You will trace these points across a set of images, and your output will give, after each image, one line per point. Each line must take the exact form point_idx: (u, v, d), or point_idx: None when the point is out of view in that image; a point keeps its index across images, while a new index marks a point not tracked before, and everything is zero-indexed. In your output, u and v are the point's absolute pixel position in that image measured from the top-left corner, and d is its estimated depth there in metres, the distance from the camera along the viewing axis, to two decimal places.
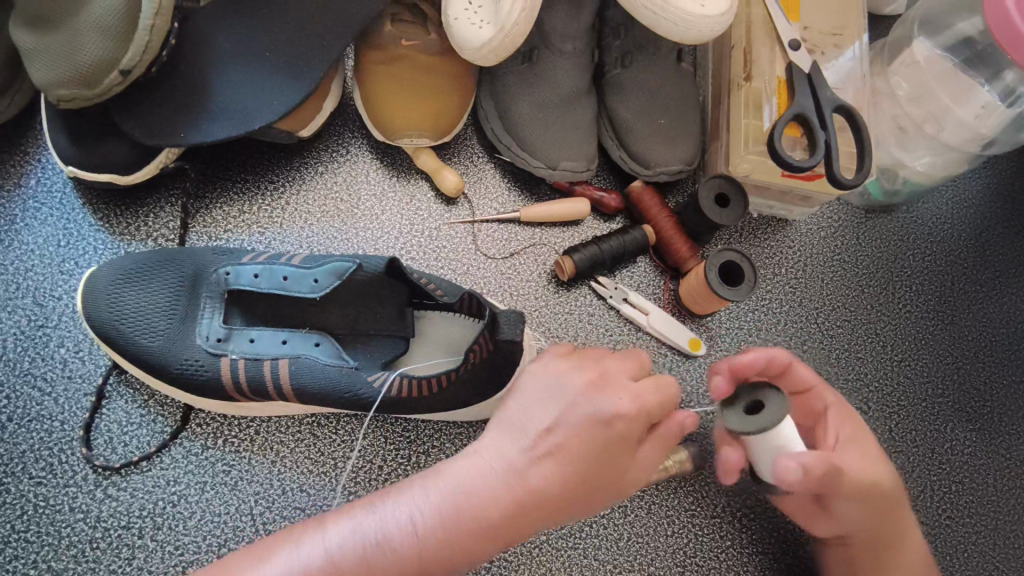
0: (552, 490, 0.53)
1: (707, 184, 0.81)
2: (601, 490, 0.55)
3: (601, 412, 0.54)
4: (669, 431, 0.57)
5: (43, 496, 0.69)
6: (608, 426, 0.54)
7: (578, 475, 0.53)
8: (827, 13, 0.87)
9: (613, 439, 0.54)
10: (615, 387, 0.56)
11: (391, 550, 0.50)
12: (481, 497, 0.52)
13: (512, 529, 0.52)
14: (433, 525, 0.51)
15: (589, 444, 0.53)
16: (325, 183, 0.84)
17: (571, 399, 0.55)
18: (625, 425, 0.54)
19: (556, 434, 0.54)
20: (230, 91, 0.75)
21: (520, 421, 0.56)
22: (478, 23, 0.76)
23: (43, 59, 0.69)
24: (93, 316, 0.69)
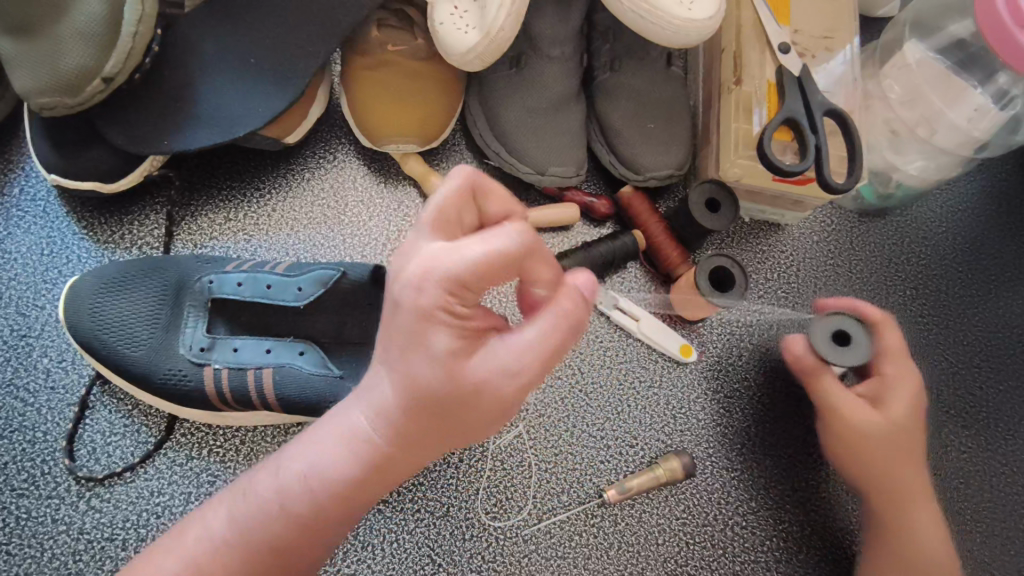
0: (400, 417, 0.47)
1: (698, 188, 0.80)
2: (460, 405, 0.46)
3: (403, 305, 0.45)
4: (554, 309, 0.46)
5: (25, 508, 0.68)
6: (412, 322, 0.45)
7: (417, 391, 0.46)
8: (818, 16, 0.86)
9: (425, 335, 0.45)
10: (416, 265, 0.45)
11: (261, 523, 0.49)
12: (339, 445, 0.49)
13: (384, 464, 0.49)
14: (302, 485, 0.49)
15: (405, 347, 0.46)
16: (311, 189, 0.84)
17: (389, 297, 0.47)
18: (424, 308, 0.44)
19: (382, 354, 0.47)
20: (214, 98, 0.74)
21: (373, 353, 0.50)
22: (464, 28, 0.75)
23: (24, 66, 0.69)
24: (75, 325, 0.68)
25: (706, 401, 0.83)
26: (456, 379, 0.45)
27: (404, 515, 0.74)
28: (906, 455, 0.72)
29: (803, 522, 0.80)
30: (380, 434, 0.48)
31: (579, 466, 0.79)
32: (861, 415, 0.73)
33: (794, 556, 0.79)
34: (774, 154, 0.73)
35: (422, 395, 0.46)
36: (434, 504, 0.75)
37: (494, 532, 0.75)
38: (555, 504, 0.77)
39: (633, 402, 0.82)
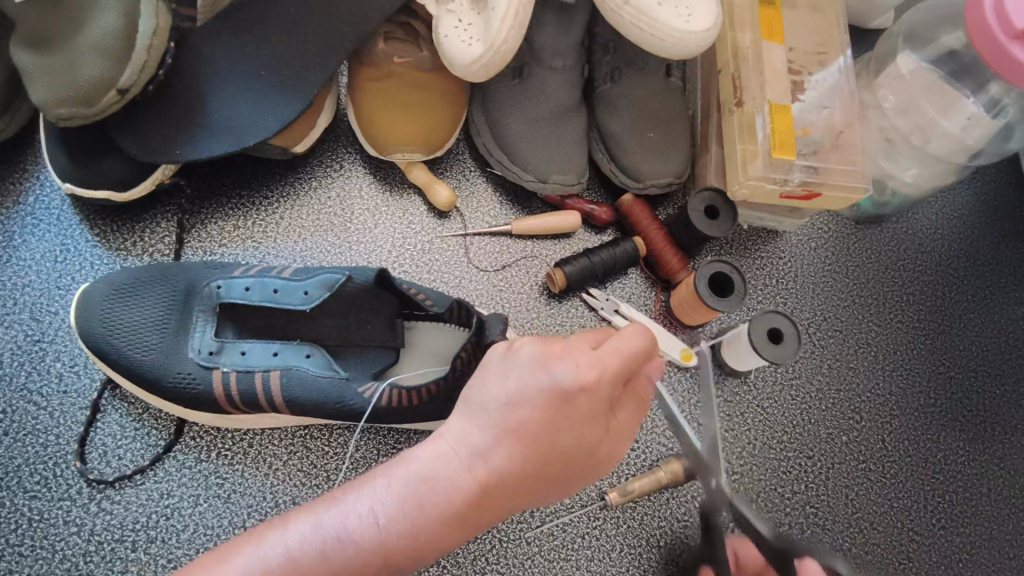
0: (515, 472, 0.52)
1: (697, 195, 0.82)
2: (574, 466, 0.54)
3: (559, 381, 0.53)
4: (637, 396, 0.58)
5: (37, 510, 0.70)
6: (567, 397, 0.53)
7: (548, 444, 0.52)
8: (810, 33, 0.89)
9: (579, 408, 0.53)
10: (577, 354, 0.55)
11: (355, 542, 0.49)
12: (444, 485, 0.51)
13: (479, 514, 0.51)
14: (395, 515, 0.50)
15: (545, 411, 0.53)
16: (318, 198, 0.86)
17: (524, 370, 0.54)
18: (586, 391, 0.53)
19: (509, 414, 0.53)
20: (225, 109, 0.77)
21: (484, 403, 0.54)
22: (468, 40, 0.77)
23: (40, 78, 0.71)
24: (87, 330, 0.70)
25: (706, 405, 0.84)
26: (587, 452, 0.54)
27: None
28: None
29: (803, 525, 0.80)
30: (499, 487, 0.51)
31: None
32: None
33: None
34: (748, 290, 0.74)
35: (547, 455, 0.52)
36: None
37: (498, 533, 0.76)
38: (558, 507, 0.78)
39: None
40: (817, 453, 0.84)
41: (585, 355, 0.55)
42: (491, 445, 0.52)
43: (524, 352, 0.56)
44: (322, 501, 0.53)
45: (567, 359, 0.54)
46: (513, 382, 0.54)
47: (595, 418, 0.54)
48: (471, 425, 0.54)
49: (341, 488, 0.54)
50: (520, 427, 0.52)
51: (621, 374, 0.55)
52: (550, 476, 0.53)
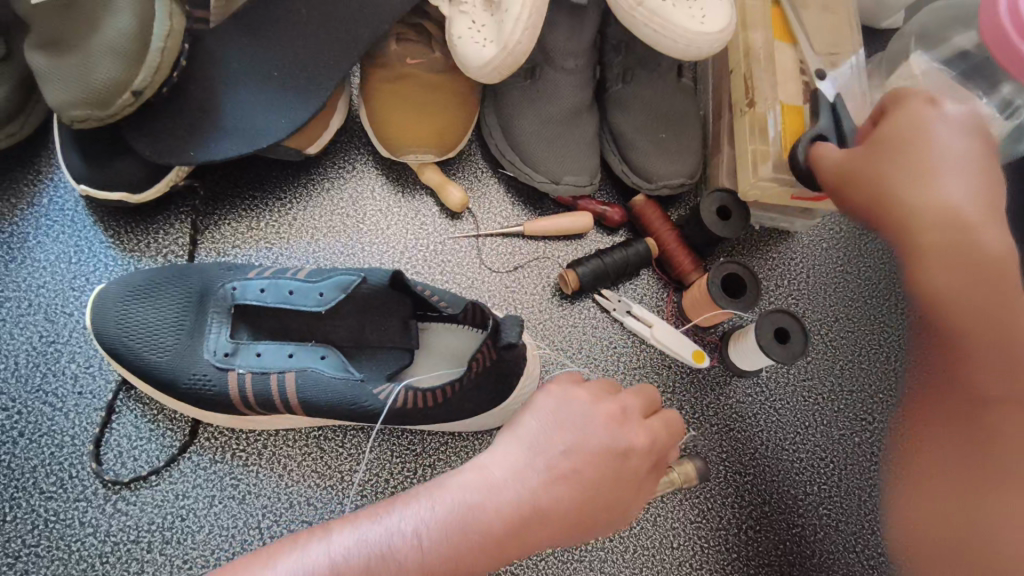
0: (558, 515, 0.54)
1: (709, 197, 0.82)
2: (606, 522, 0.57)
3: (614, 441, 0.57)
4: (666, 468, 0.61)
5: (54, 511, 0.70)
6: (621, 458, 0.57)
7: (594, 497, 0.55)
8: (823, 32, 0.87)
9: (627, 471, 0.57)
10: (632, 421, 0.59)
11: (394, 556, 0.51)
12: (489, 514, 0.53)
13: (513, 548, 0.53)
14: (438, 536, 0.52)
15: (600, 466, 0.56)
16: (331, 199, 0.86)
17: (581, 422, 0.58)
18: (635, 457, 0.57)
19: (561, 461, 0.56)
20: (239, 111, 0.77)
21: (537, 442, 0.57)
22: (481, 42, 0.77)
23: (55, 80, 0.71)
24: (103, 331, 0.70)
25: (718, 406, 0.84)
26: (621, 513, 0.57)
27: None
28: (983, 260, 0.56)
29: (816, 525, 0.81)
30: (540, 526, 0.53)
31: None
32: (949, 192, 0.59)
33: (807, 560, 0.80)
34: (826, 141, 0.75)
35: (587, 505, 0.55)
36: None
37: None
38: None
39: None
40: (830, 454, 0.84)
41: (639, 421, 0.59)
42: (540, 486, 0.54)
43: (585, 404, 0.59)
44: (365, 514, 0.54)
45: (623, 420, 0.59)
46: (570, 430, 0.57)
47: (638, 483, 0.57)
48: (521, 461, 0.56)
49: (383, 504, 0.56)
50: (569, 477, 0.55)
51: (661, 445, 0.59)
52: (583, 526, 0.55)
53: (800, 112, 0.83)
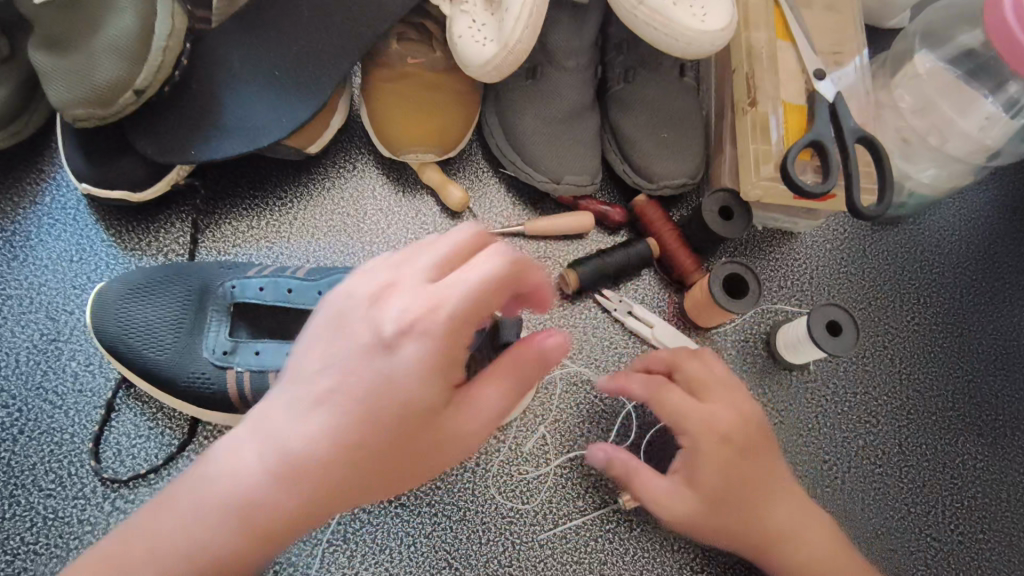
0: (332, 442, 0.49)
1: (711, 197, 0.82)
2: (438, 438, 0.51)
3: (372, 338, 0.50)
4: (515, 359, 0.52)
5: (52, 508, 0.70)
6: (371, 359, 0.50)
7: (357, 408, 0.49)
8: (827, 33, 0.88)
9: (384, 376, 0.50)
10: (396, 295, 0.51)
11: (212, 509, 0.49)
12: (249, 467, 0.49)
13: (364, 469, 0.50)
14: (257, 479, 0.49)
15: (342, 376, 0.50)
16: (331, 198, 0.86)
17: (355, 321, 0.51)
18: (415, 342, 0.49)
19: (305, 389, 0.51)
20: (240, 110, 0.77)
21: (297, 367, 0.52)
22: (482, 40, 0.77)
23: (56, 79, 0.71)
24: (102, 329, 0.70)
25: None
26: (415, 407, 0.50)
27: (422, 519, 0.75)
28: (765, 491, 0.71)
29: None
30: (337, 449, 0.49)
31: (595, 472, 0.79)
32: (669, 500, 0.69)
33: None
34: (828, 180, 0.75)
35: (349, 439, 0.49)
36: (450, 508, 0.76)
37: (510, 535, 0.76)
38: (571, 510, 0.77)
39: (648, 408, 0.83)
40: (833, 456, 0.83)
41: (411, 288, 0.50)
42: (300, 428, 0.50)
43: (362, 299, 0.52)
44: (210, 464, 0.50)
45: (402, 301, 0.50)
46: (333, 345, 0.51)
47: (440, 378, 0.50)
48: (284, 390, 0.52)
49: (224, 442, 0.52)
50: (303, 410, 0.50)
51: (459, 319, 0.48)
52: (420, 436, 0.50)
53: (803, 112, 0.82)
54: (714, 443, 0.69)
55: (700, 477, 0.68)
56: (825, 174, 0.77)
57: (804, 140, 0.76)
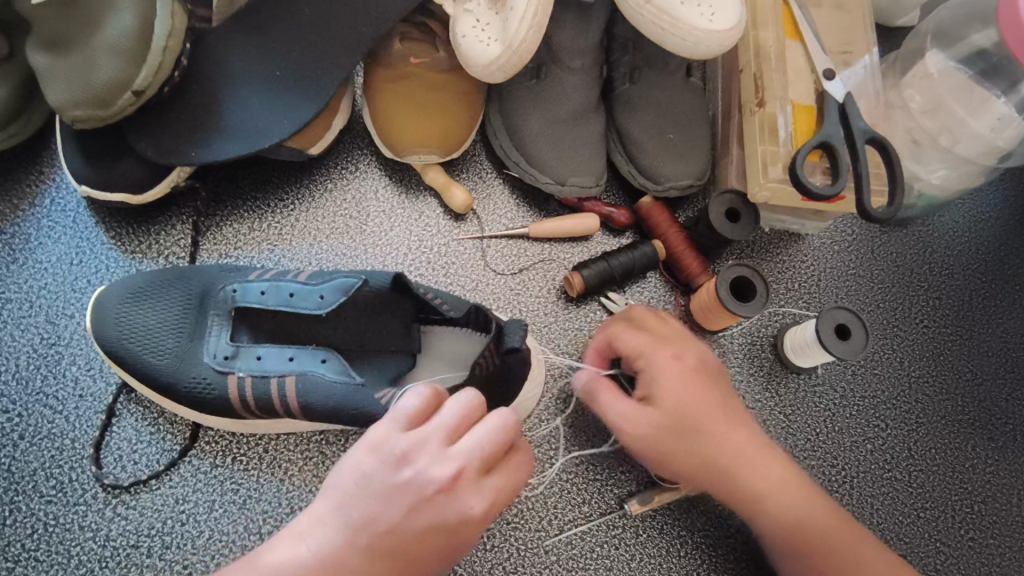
0: None
1: (717, 199, 0.81)
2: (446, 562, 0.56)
3: (422, 505, 0.53)
4: (511, 471, 0.56)
5: (53, 515, 0.69)
6: (427, 525, 0.53)
7: (400, 558, 0.53)
8: (836, 32, 0.87)
9: (428, 536, 0.53)
10: (456, 483, 0.54)
11: None
12: None
13: None
14: None
15: (394, 528, 0.53)
16: (333, 200, 0.85)
17: (406, 483, 0.54)
18: (464, 522, 0.53)
19: (350, 523, 0.54)
20: (241, 111, 0.76)
21: (345, 501, 0.55)
22: (486, 41, 0.76)
23: (55, 81, 0.70)
24: (103, 334, 0.69)
25: None
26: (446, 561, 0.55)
27: None
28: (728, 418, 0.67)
29: None
30: None
31: (600, 476, 0.78)
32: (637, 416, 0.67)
33: None
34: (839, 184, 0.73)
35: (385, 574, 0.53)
36: None
37: (514, 541, 0.75)
38: (576, 515, 0.76)
39: None
40: (841, 461, 0.82)
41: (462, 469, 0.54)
42: (338, 555, 0.53)
43: (402, 471, 0.54)
44: (232, 572, 0.53)
45: (446, 475, 0.54)
46: (380, 492, 0.54)
47: (470, 537, 0.55)
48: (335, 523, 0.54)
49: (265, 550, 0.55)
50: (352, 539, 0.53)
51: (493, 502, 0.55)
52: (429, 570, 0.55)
53: (812, 113, 0.81)
54: (672, 365, 0.68)
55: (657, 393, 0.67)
56: (834, 176, 0.76)
57: (813, 142, 0.75)
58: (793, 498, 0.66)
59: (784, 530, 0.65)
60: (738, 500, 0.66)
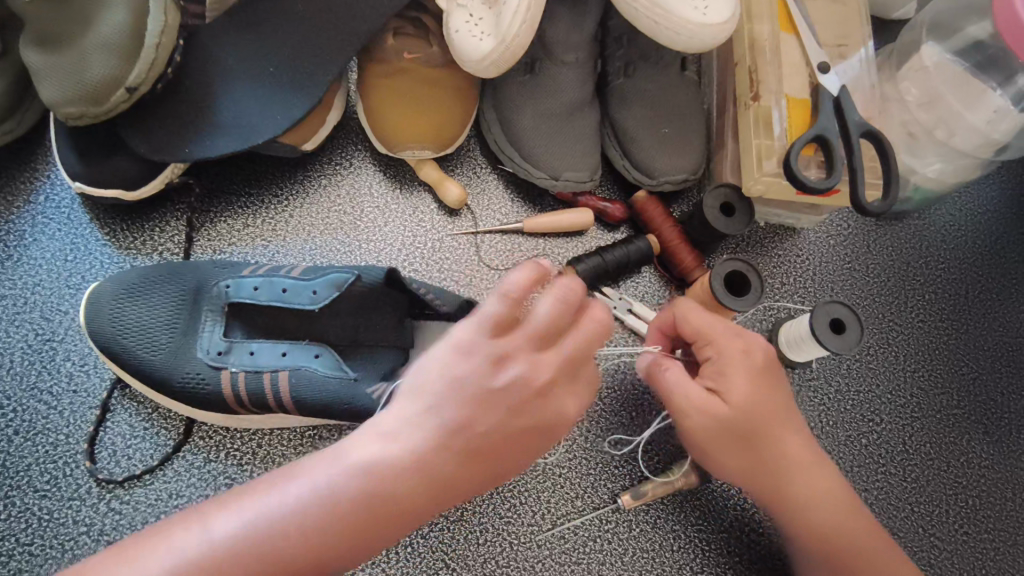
0: (460, 473, 0.52)
1: (712, 193, 0.80)
2: (521, 464, 0.56)
3: (524, 396, 0.54)
4: (590, 379, 0.59)
5: (47, 509, 0.70)
6: (521, 410, 0.54)
7: (494, 451, 0.53)
8: (831, 25, 0.87)
9: (522, 426, 0.54)
10: (556, 373, 0.56)
11: (309, 524, 0.48)
12: (381, 478, 0.50)
13: (457, 499, 0.53)
14: (367, 497, 0.49)
15: (496, 418, 0.53)
16: (328, 195, 0.85)
17: (511, 370, 0.54)
18: (558, 408, 0.56)
19: (451, 404, 0.53)
20: (234, 107, 0.76)
21: (443, 388, 0.54)
22: (478, 35, 0.76)
23: (48, 78, 0.70)
24: (96, 330, 0.70)
25: None
26: (527, 459, 0.56)
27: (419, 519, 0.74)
28: (787, 419, 0.67)
29: None
30: (455, 480, 0.52)
31: (593, 470, 0.78)
32: (703, 404, 0.65)
33: None
34: (833, 179, 0.73)
35: (478, 466, 0.53)
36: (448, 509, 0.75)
37: (507, 535, 0.75)
38: (569, 509, 0.77)
39: (647, 408, 0.82)
40: (836, 455, 0.82)
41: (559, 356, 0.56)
42: (434, 445, 0.51)
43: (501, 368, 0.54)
44: (318, 463, 0.51)
45: (549, 366, 0.56)
46: (481, 379, 0.54)
47: (554, 431, 0.56)
48: (431, 409, 0.53)
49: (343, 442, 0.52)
50: (454, 427, 0.52)
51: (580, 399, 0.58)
52: (507, 469, 0.55)
53: (806, 107, 0.80)
54: (742, 361, 0.66)
55: (726, 386, 0.65)
56: (828, 170, 0.75)
57: (807, 136, 0.75)
58: (835, 506, 0.67)
59: (820, 535, 0.66)
60: (780, 501, 0.66)
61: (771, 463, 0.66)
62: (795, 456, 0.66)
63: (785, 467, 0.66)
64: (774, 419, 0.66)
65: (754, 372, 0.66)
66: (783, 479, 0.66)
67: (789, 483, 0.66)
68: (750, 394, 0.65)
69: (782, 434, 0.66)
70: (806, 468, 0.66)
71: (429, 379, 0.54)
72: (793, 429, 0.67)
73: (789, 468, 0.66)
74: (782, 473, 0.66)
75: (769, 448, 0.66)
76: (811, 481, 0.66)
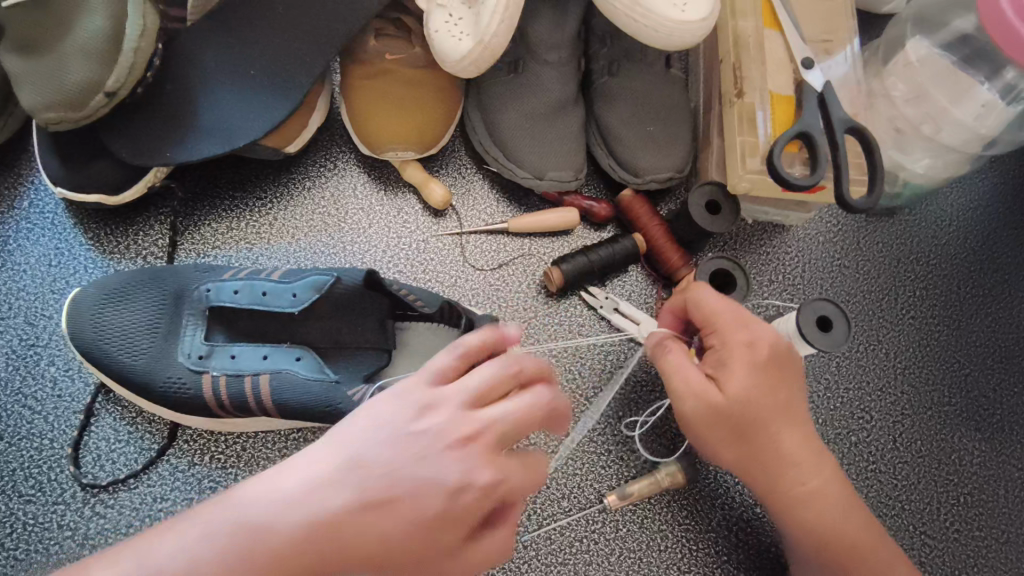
0: (367, 536, 0.48)
1: (698, 191, 0.80)
2: (440, 551, 0.50)
3: (445, 473, 0.50)
4: (532, 461, 0.54)
5: (32, 514, 0.70)
6: (444, 488, 0.50)
7: (406, 526, 0.49)
8: (816, 20, 0.86)
9: (441, 507, 0.49)
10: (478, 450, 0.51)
11: (224, 555, 0.46)
12: (289, 525, 0.47)
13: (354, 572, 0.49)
14: (277, 541, 0.47)
15: (413, 489, 0.50)
16: (312, 198, 0.85)
17: (434, 443, 0.51)
18: (476, 491, 0.50)
19: (375, 463, 0.50)
20: (214, 110, 0.76)
21: (375, 441, 0.51)
22: (458, 35, 0.75)
23: (28, 83, 0.70)
24: (78, 335, 0.70)
25: None
26: (448, 546, 0.50)
27: None
28: (787, 416, 0.65)
29: None
30: (361, 545, 0.48)
31: (579, 471, 0.78)
32: (701, 394, 0.64)
33: None
34: (815, 176, 0.72)
35: (381, 537, 0.48)
36: None
37: None
38: (556, 510, 0.76)
39: (634, 408, 0.81)
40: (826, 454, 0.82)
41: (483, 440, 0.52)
42: (346, 504, 0.48)
43: (478, 420, 0.52)
44: (257, 482, 0.50)
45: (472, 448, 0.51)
46: (405, 444, 0.51)
47: (462, 522, 0.50)
48: (356, 466, 0.50)
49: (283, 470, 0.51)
50: (372, 488, 0.49)
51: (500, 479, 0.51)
52: (415, 554, 0.49)
53: (791, 103, 0.81)
54: (742, 354, 0.64)
55: (724, 380, 0.64)
56: (812, 166, 0.75)
57: (791, 132, 0.74)
58: (829, 503, 0.66)
59: (812, 531, 0.65)
60: (771, 495, 0.66)
61: (767, 459, 0.65)
62: (794, 453, 0.65)
63: (782, 464, 0.65)
64: (771, 416, 0.64)
65: (757, 367, 0.64)
66: (779, 477, 0.65)
67: (785, 481, 0.65)
68: (749, 389, 0.63)
69: (779, 431, 0.65)
70: (804, 466, 0.65)
71: (353, 430, 0.52)
72: (793, 426, 0.66)
73: (785, 466, 0.65)
74: (778, 471, 0.65)
75: (765, 447, 0.64)
76: (807, 478, 0.65)
